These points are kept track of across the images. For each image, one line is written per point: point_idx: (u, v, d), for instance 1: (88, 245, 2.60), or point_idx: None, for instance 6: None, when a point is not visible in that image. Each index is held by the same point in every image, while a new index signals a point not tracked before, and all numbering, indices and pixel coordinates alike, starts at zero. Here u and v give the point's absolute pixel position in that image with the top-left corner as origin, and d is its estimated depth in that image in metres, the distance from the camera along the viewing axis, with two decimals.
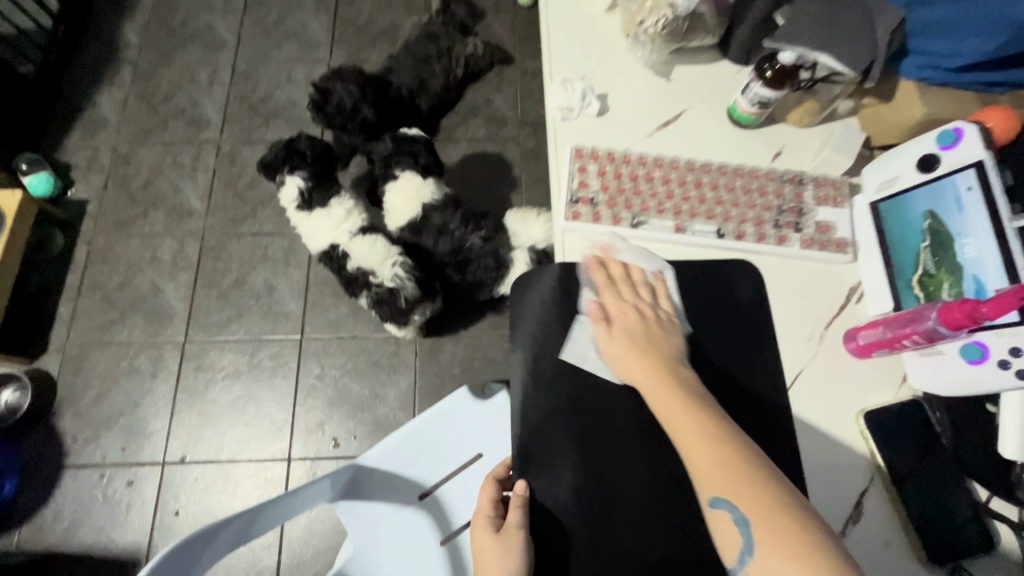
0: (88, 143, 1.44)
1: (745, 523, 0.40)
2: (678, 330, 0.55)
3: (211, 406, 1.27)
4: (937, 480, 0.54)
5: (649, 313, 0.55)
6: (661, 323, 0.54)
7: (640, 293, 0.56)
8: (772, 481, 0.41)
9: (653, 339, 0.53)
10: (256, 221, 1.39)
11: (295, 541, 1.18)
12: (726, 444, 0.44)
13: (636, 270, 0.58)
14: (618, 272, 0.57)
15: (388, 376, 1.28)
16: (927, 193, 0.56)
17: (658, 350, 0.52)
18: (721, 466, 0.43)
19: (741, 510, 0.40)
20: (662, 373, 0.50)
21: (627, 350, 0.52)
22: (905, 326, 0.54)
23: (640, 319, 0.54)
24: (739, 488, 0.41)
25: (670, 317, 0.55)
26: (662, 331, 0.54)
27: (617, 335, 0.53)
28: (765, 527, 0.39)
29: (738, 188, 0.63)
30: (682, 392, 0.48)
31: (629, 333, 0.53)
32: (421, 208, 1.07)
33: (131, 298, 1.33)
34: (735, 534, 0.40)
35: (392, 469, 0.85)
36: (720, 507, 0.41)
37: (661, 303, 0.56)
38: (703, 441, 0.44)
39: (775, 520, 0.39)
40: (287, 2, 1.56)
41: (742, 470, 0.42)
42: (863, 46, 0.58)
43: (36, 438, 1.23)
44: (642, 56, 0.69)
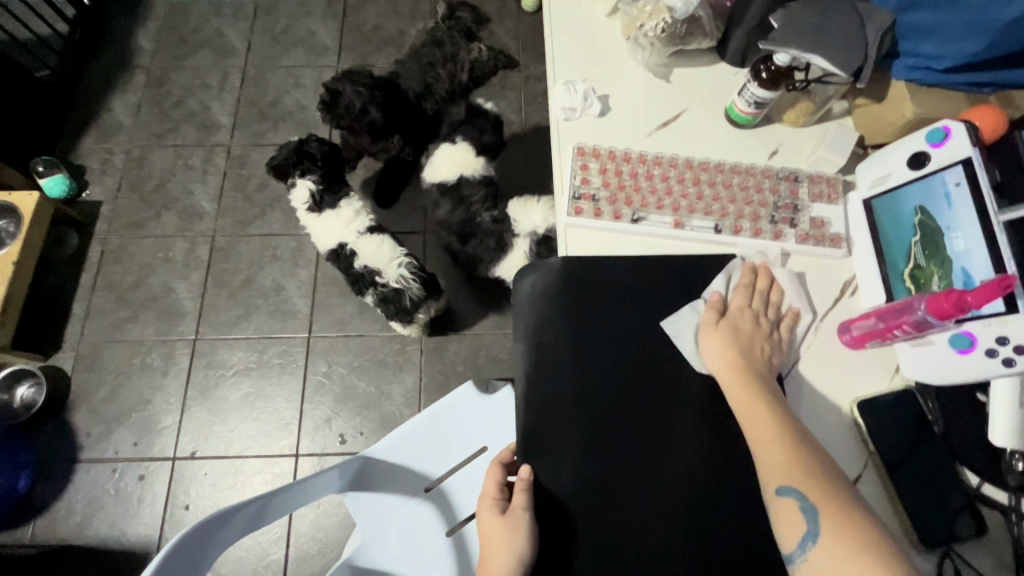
0: (102, 146, 1.47)
1: (813, 515, 0.48)
2: (785, 355, 0.59)
3: (220, 402, 1.30)
4: (928, 467, 0.55)
5: (767, 324, 0.60)
6: (774, 340, 0.59)
7: (760, 307, 0.60)
8: (845, 492, 0.49)
9: (759, 348, 0.58)
10: (266, 222, 1.42)
11: (302, 535, 1.20)
12: (807, 452, 0.51)
13: (759, 277, 0.61)
14: (751, 279, 0.61)
15: (394, 374, 1.31)
16: (917, 189, 0.58)
17: (762, 358, 0.57)
18: (800, 469, 0.50)
19: (811, 504, 0.48)
20: (765, 378, 0.56)
21: (734, 347, 0.57)
22: (897, 316, 0.56)
23: (755, 326, 0.59)
24: (815, 489, 0.49)
25: (782, 334, 0.60)
26: (771, 347, 0.59)
27: (724, 329, 0.58)
28: (833, 524, 0.47)
29: (734, 185, 0.66)
30: (773, 398, 0.54)
31: (742, 334, 0.58)
32: (460, 176, 1.02)
33: (144, 297, 1.36)
34: (801, 523, 0.48)
35: (399, 462, 0.86)
36: (785, 497, 0.49)
37: (781, 325, 0.60)
38: (781, 440, 0.52)
39: (845, 521, 0.47)
40: (295, 9, 1.60)
41: (820, 475, 0.49)
42: (856, 48, 0.60)
43: (49, 433, 1.26)
44: (642, 59, 0.71)
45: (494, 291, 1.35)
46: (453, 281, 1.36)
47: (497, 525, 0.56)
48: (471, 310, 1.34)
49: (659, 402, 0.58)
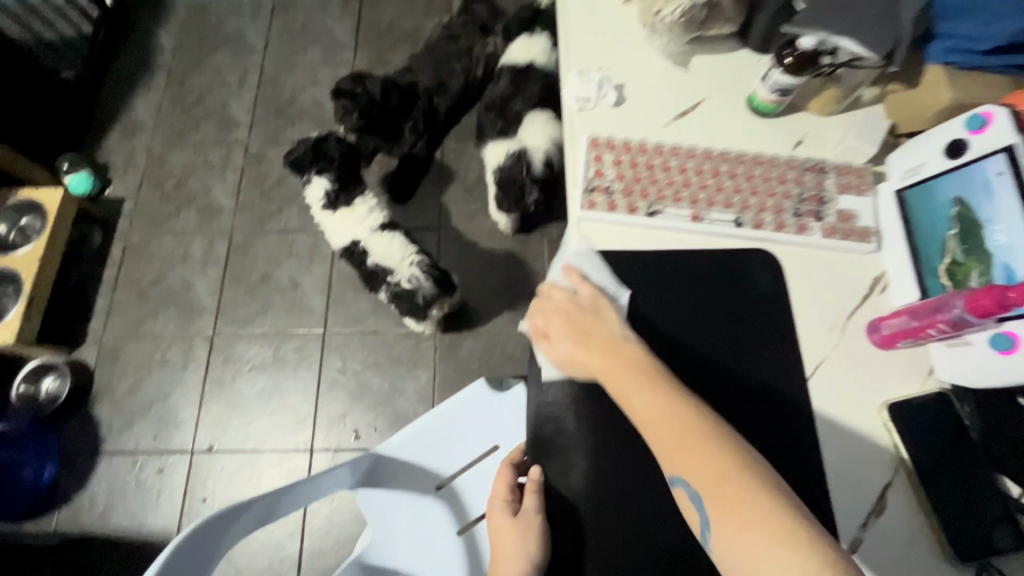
0: (125, 145, 1.50)
1: (698, 497, 0.43)
2: (608, 304, 0.57)
3: (238, 397, 1.31)
4: (962, 475, 0.52)
5: (574, 305, 0.57)
6: (593, 313, 0.56)
7: (566, 295, 0.57)
8: (720, 451, 0.44)
9: (588, 327, 0.55)
10: (283, 218, 1.43)
11: (316, 530, 1.20)
12: (678, 418, 0.46)
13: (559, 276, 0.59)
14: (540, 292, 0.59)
15: (408, 370, 1.30)
16: (955, 179, 0.54)
17: (595, 336, 0.54)
18: (674, 443, 0.45)
19: (693, 486, 0.44)
20: (604, 363, 0.52)
21: (569, 350, 0.55)
22: (931, 315, 0.53)
23: (570, 316, 0.56)
24: (688, 464, 0.44)
25: (592, 296, 0.57)
26: (594, 317, 0.56)
27: (556, 336, 0.56)
28: (713, 500, 0.42)
29: (757, 176, 0.63)
30: (623, 370, 0.51)
31: (564, 335, 0.55)
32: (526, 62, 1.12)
33: (164, 292, 1.38)
34: (695, 511, 0.44)
35: (411, 459, 0.86)
36: (678, 485, 0.45)
37: (582, 291, 0.57)
38: (655, 418, 0.47)
39: (725, 490, 0.42)
40: (313, 6, 1.60)
41: (691, 440, 0.45)
42: (887, 31, 0.57)
43: (73, 425, 1.29)
44: (660, 46, 0.69)
45: (508, 288, 1.33)
46: (467, 278, 1.34)
47: (509, 527, 0.53)
48: (486, 307, 1.33)
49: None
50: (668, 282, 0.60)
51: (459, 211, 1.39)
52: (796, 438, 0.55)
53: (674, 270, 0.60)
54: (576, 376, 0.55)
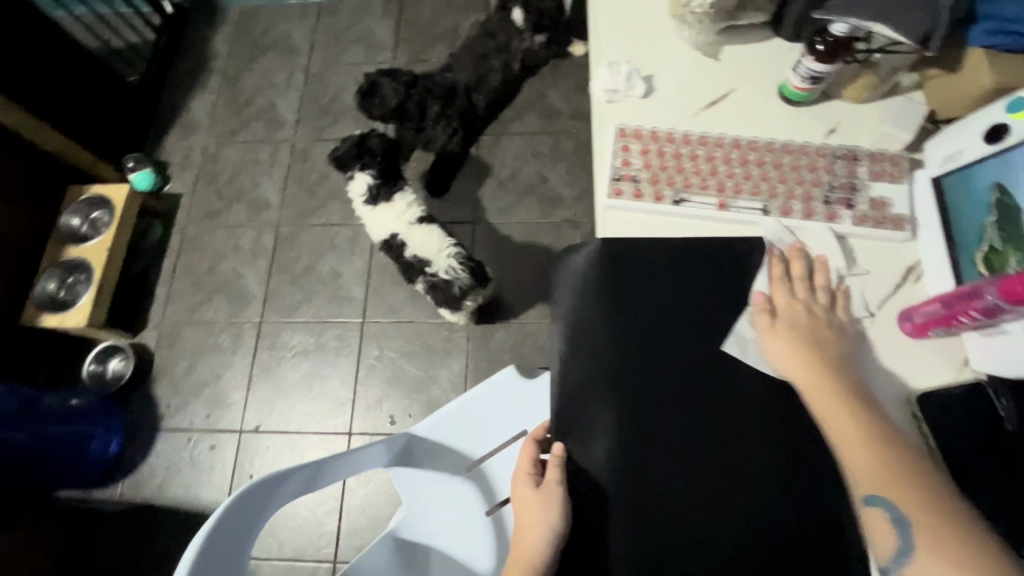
0: (182, 144, 1.60)
1: (903, 524, 0.45)
2: (853, 341, 0.56)
3: (282, 381, 1.38)
4: (997, 470, 0.51)
5: (824, 319, 0.57)
6: (831, 325, 0.57)
7: (827, 302, 0.57)
8: (937, 494, 0.46)
9: (823, 340, 0.56)
10: (326, 212, 1.50)
11: (353, 509, 1.26)
12: (885, 444, 0.49)
13: (822, 274, 0.59)
14: (797, 270, 0.59)
15: (441, 360, 1.35)
16: (995, 165, 0.53)
17: (826, 349, 0.55)
18: (878, 465, 0.48)
19: (900, 510, 0.46)
20: (824, 374, 0.54)
21: (794, 345, 0.55)
22: (963, 302, 0.51)
23: (812, 320, 0.56)
24: (899, 487, 0.47)
25: (841, 321, 0.57)
26: (835, 336, 0.56)
27: (780, 329, 0.57)
28: (925, 533, 0.44)
29: (785, 165, 0.63)
30: (843, 394, 0.52)
31: (797, 331, 0.56)
32: None
33: (217, 282, 1.48)
34: (892, 535, 0.46)
35: (442, 439, 0.89)
36: (873, 505, 0.47)
37: (838, 312, 0.57)
38: (861, 436, 0.50)
39: (947, 530, 0.44)
40: (356, 7, 1.66)
41: (898, 471, 0.48)
42: (922, 13, 0.56)
43: (135, 403, 1.40)
44: (690, 38, 0.69)
45: (540, 281, 1.36)
46: (501, 270, 1.37)
47: (533, 498, 0.58)
48: (519, 300, 1.35)
49: (726, 406, 0.56)
50: (696, 274, 0.60)
51: (493, 205, 1.42)
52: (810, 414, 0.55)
53: (699, 267, 0.60)
54: (777, 375, 0.56)
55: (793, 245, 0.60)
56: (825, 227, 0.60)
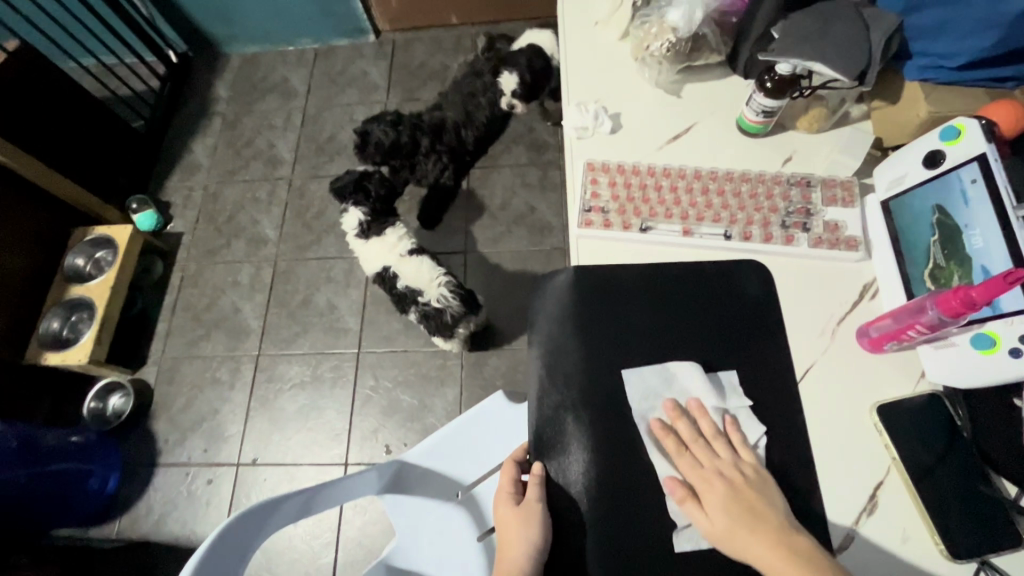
0: (184, 185, 1.66)
1: None
2: (777, 492, 0.53)
3: (279, 413, 1.40)
4: (957, 478, 0.53)
5: (733, 475, 0.54)
6: (748, 483, 0.54)
7: (728, 454, 0.55)
8: None
9: (751, 506, 0.52)
10: (322, 246, 1.55)
11: (349, 541, 1.26)
12: None
13: (722, 431, 0.57)
14: (688, 434, 0.57)
15: (435, 388, 1.37)
16: (935, 188, 0.57)
17: (759, 518, 0.51)
18: None
19: None
20: (775, 547, 0.49)
21: (726, 524, 0.52)
22: (910, 317, 0.54)
23: (731, 483, 0.54)
24: None
25: (754, 467, 0.55)
26: (757, 492, 0.53)
27: (710, 503, 0.53)
28: None
29: (744, 193, 0.67)
30: (808, 567, 0.47)
31: (722, 507, 0.52)
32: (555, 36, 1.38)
33: (216, 317, 1.51)
34: None
35: (433, 466, 0.91)
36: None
37: (743, 465, 0.55)
38: None
39: None
40: (350, 51, 1.75)
41: None
42: (857, 53, 0.61)
43: (134, 438, 1.41)
44: (653, 78, 0.75)
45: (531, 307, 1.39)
46: (492, 298, 1.41)
47: (513, 517, 0.60)
48: (511, 327, 1.38)
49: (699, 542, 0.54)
50: (667, 302, 0.63)
51: (483, 235, 1.47)
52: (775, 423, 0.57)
53: (668, 295, 0.63)
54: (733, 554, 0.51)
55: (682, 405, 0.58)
56: (691, 365, 0.59)
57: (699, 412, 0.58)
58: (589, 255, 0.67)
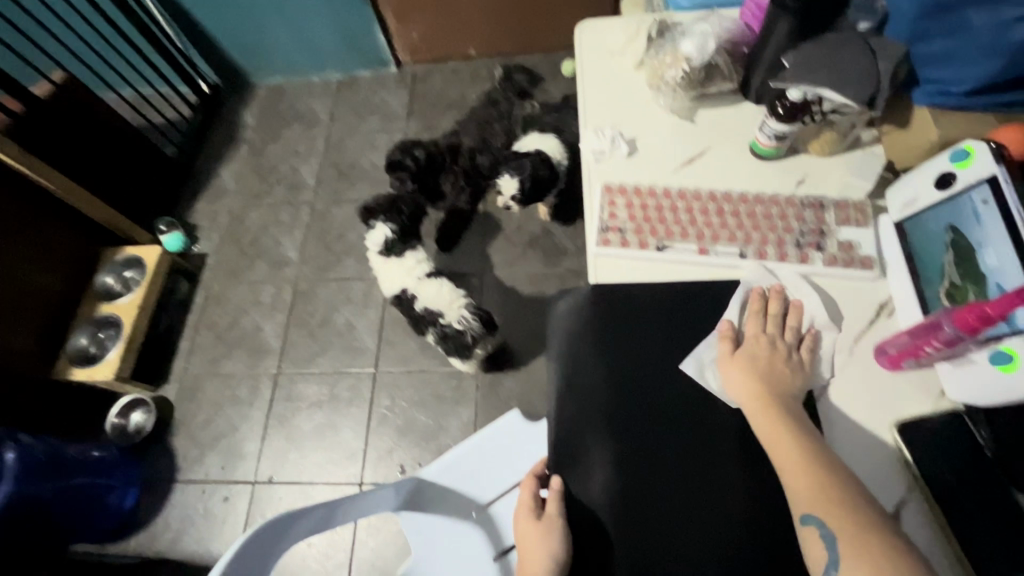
0: (211, 208, 1.73)
1: (833, 541, 0.50)
2: (809, 381, 0.60)
3: (296, 431, 1.42)
4: (982, 497, 0.52)
5: (780, 351, 0.60)
6: (789, 361, 0.60)
7: (791, 337, 0.61)
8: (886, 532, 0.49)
9: (777, 374, 0.59)
10: (342, 267, 1.59)
11: (362, 562, 1.26)
12: (822, 471, 0.53)
13: (797, 315, 0.62)
14: (768, 311, 0.63)
15: (451, 408, 1.38)
16: (947, 209, 0.59)
17: (779, 382, 0.59)
18: (820, 492, 0.52)
19: (831, 528, 0.50)
20: (768, 404, 0.57)
21: (746, 372, 0.59)
22: (925, 333, 0.55)
23: (783, 355, 0.60)
24: (838, 514, 0.50)
25: (802, 360, 0.60)
26: (790, 371, 0.59)
27: (741, 359, 0.60)
28: (850, 547, 0.49)
29: (758, 214, 0.68)
30: (794, 427, 0.55)
31: (756, 360, 0.60)
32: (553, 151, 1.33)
33: (238, 336, 1.55)
34: (824, 551, 0.50)
35: (450, 484, 0.93)
36: (808, 523, 0.52)
37: (802, 351, 0.61)
38: (801, 464, 0.53)
39: (870, 546, 0.48)
40: (373, 82, 1.82)
41: (835, 493, 0.51)
42: (866, 79, 0.64)
43: (154, 454, 1.43)
44: (667, 104, 0.78)
45: None
46: (508, 319, 1.43)
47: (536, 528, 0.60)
48: (527, 348, 1.39)
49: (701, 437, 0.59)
50: (683, 317, 0.65)
51: (499, 257, 1.50)
52: None
53: (683, 308, 0.65)
54: (734, 404, 0.60)
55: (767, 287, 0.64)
56: (803, 279, 0.65)
57: (764, 296, 0.64)
58: (607, 273, 0.68)
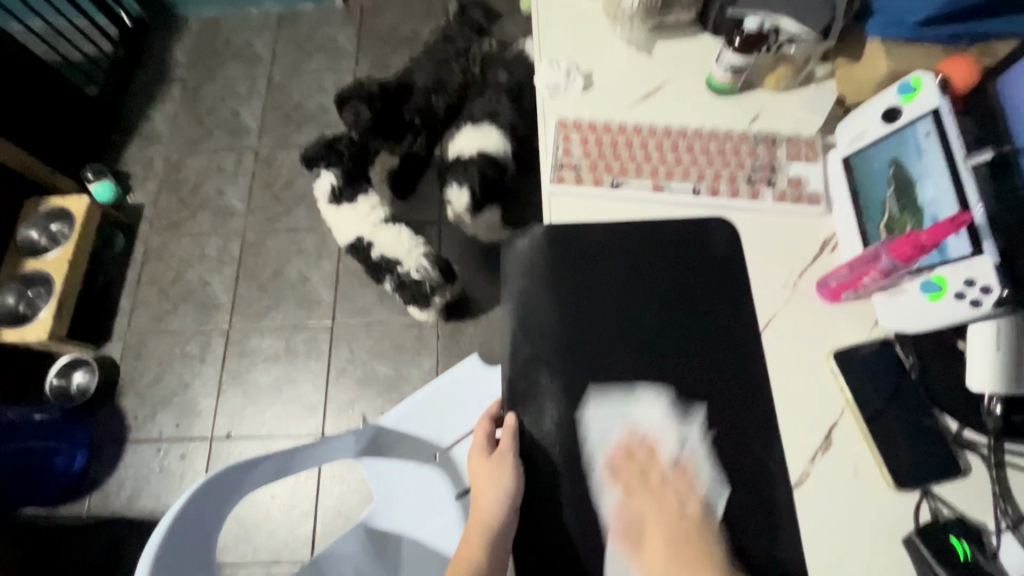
0: (144, 154, 1.59)
1: None
2: (757, 370, 0.60)
3: (253, 386, 1.39)
4: (904, 417, 0.56)
5: (676, 517, 0.55)
6: (690, 526, 0.54)
7: (676, 500, 0.55)
8: None
9: (687, 547, 0.53)
10: (292, 217, 1.51)
11: (328, 510, 1.27)
12: None
13: (659, 462, 0.57)
14: (641, 469, 0.57)
15: (412, 358, 1.37)
16: (892, 144, 0.59)
17: (691, 555, 0.53)
18: None
19: None
20: None
21: (663, 566, 0.53)
22: (863, 265, 0.57)
23: (677, 520, 0.54)
24: None
25: (697, 513, 0.55)
26: (696, 537, 0.54)
27: (649, 551, 0.54)
28: None
29: (712, 150, 0.68)
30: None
31: (667, 554, 0.53)
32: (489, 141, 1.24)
33: (184, 291, 1.47)
34: None
35: (411, 429, 0.93)
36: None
37: (686, 502, 0.55)
38: None
39: None
40: (317, 16, 1.68)
41: None
42: (819, 9, 0.65)
43: (101, 415, 1.37)
44: (625, 36, 0.74)
45: None
46: (468, 268, 1.41)
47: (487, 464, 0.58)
48: (487, 297, 1.39)
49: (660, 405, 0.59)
50: (637, 254, 0.65)
51: None
52: (740, 372, 0.60)
53: (638, 248, 0.65)
54: None
55: (625, 439, 0.58)
56: (661, 401, 0.59)
57: (639, 449, 0.57)
58: (562, 211, 0.66)
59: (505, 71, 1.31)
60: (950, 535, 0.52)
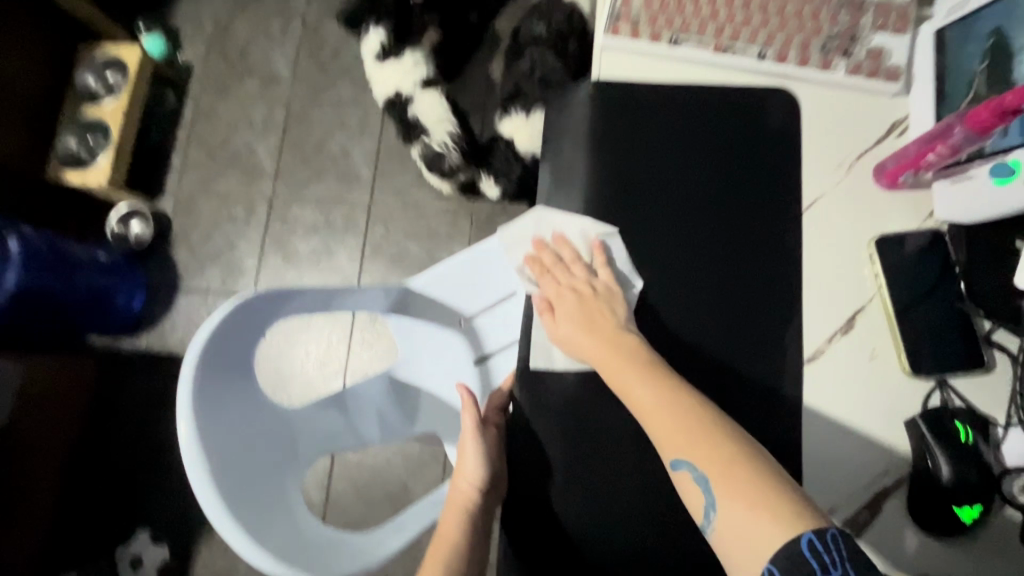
0: (193, 12, 1.57)
1: (705, 482, 0.45)
2: (789, 250, 0.58)
3: (293, 253, 1.44)
4: (937, 313, 0.54)
5: (585, 288, 0.59)
6: (598, 293, 0.58)
7: (584, 275, 0.60)
8: (746, 453, 0.45)
9: (593, 304, 0.58)
10: (336, 90, 1.49)
11: (356, 370, 1.37)
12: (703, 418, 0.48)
13: (568, 247, 0.61)
14: (549, 259, 0.62)
15: (444, 243, 1.39)
16: (997, 9, 0.52)
17: (600, 320, 0.57)
18: (694, 435, 0.47)
19: (702, 470, 0.45)
20: (613, 348, 0.54)
21: (574, 330, 0.58)
22: (930, 143, 0.53)
23: (583, 289, 0.59)
24: (708, 451, 0.46)
25: (607, 283, 0.59)
26: (602, 300, 0.58)
27: (561, 320, 0.59)
28: (727, 484, 0.44)
29: (789, 11, 0.61)
30: (635, 365, 0.52)
31: (571, 318, 0.58)
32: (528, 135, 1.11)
33: (230, 155, 1.50)
34: (697, 493, 0.45)
35: (436, 295, 0.92)
36: (680, 468, 0.47)
37: (599, 273, 0.59)
38: (681, 408, 0.49)
39: (733, 470, 0.44)
40: None
41: (716, 442, 0.46)
42: None
43: (153, 265, 1.45)
44: None
45: None
46: None
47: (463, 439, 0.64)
48: None
49: (686, 275, 0.59)
50: (684, 117, 0.62)
51: None
52: (775, 245, 0.59)
53: (689, 111, 0.62)
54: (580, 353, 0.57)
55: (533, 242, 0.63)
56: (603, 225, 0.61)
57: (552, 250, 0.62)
58: (613, 67, 0.63)
59: (542, 22, 1.15)
60: (957, 423, 0.51)
